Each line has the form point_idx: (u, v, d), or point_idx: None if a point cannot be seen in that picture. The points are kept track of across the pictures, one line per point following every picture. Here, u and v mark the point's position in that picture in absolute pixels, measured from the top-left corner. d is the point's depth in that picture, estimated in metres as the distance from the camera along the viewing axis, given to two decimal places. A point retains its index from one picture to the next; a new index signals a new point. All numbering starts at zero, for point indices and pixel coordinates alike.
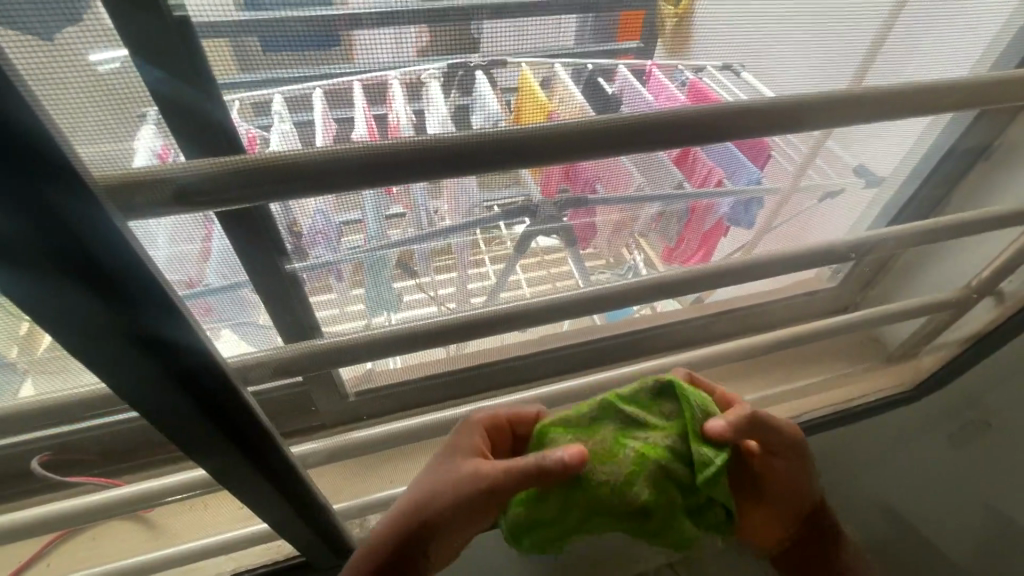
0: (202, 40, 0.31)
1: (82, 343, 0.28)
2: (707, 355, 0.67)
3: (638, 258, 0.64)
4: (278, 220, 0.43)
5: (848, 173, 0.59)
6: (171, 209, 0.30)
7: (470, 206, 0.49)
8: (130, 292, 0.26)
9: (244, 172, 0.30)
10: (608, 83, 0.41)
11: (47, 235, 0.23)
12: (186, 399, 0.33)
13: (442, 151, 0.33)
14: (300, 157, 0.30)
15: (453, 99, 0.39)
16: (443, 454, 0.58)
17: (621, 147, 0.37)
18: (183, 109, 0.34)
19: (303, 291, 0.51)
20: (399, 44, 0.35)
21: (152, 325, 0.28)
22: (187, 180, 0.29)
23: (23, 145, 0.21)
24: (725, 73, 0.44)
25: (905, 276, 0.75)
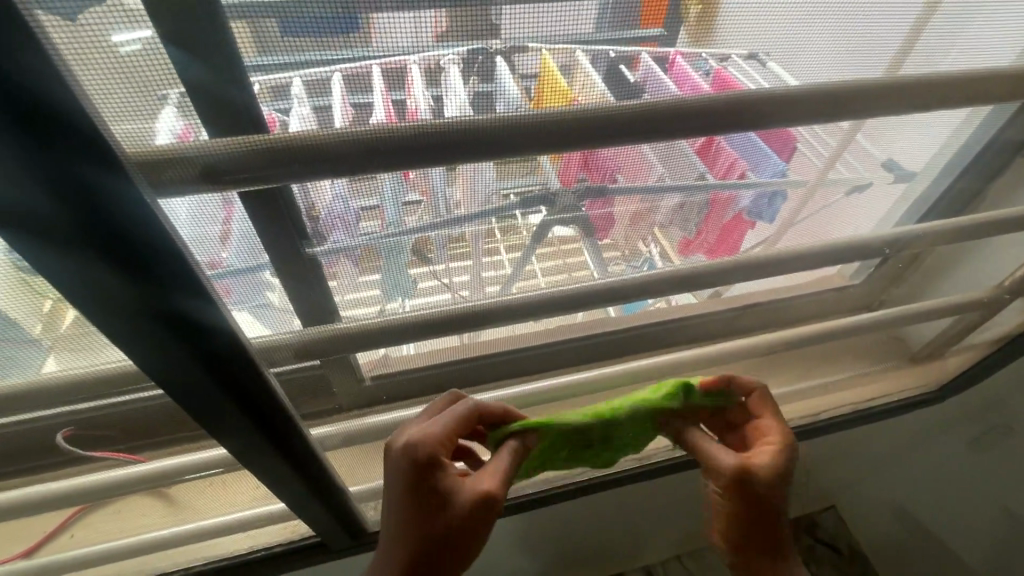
0: (229, 23, 0.31)
1: (114, 326, 0.28)
2: (724, 353, 0.66)
3: (654, 251, 0.63)
4: (298, 203, 0.43)
5: (876, 167, 0.58)
6: (193, 187, 0.29)
7: (488, 194, 0.49)
8: (155, 271, 0.26)
9: (269, 151, 0.29)
10: (629, 71, 0.40)
11: (75, 212, 0.23)
12: (210, 379, 0.33)
13: (463, 133, 0.32)
14: (320, 138, 0.30)
15: (473, 84, 0.38)
16: (406, 492, 0.48)
17: (640, 136, 0.36)
18: (208, 91, 0.33)
19: (322, 274, 0.51)
20: (418, 30, 0.34)
21: (177, 304, 0.28)
22: (211, 158, 0.29)
23: (56, 124, 0.20)
24: (751, 62, 0.43)
25: (931, 276, 0.73)
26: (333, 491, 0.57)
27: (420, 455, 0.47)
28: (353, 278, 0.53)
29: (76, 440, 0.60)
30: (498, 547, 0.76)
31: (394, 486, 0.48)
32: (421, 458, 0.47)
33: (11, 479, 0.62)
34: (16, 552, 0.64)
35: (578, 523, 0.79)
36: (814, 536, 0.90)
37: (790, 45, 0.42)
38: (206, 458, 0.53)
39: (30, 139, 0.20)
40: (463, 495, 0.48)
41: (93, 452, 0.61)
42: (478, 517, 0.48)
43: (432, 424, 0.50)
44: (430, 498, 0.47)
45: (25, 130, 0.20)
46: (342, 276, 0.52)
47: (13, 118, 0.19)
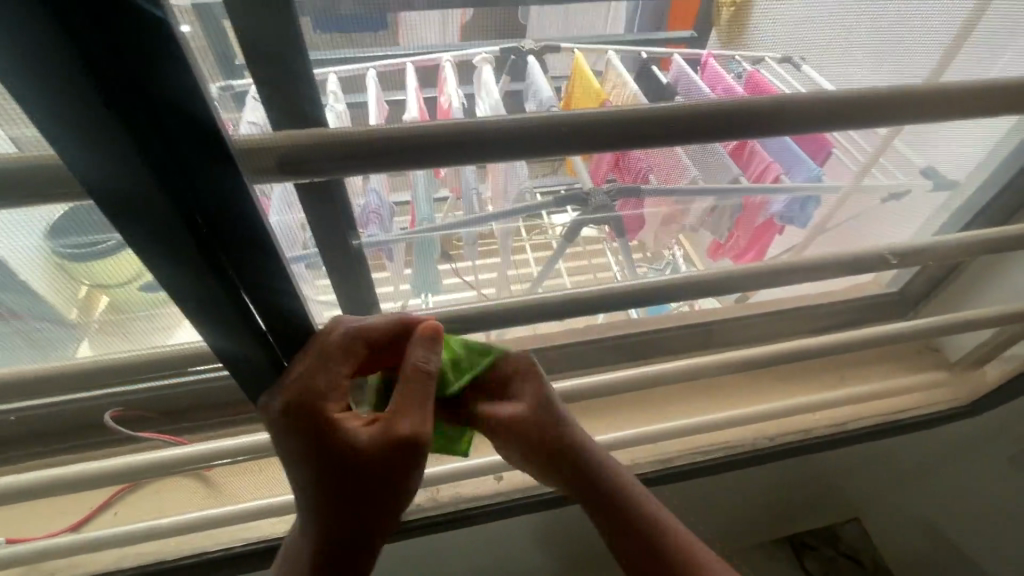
0: (303, 16, 0.30)
1: (201, 315, 0.29)
2: (763, 355, 0.63)
3: (677, 255, 0.66)
4: (347, 202, 0.42)
5: (915, 174, 0.57)
6: (268, 180, 0.27)
7: (521, 190, 0.51)
8: (242, 258, 0.27)
9: (338, 144, 0.27)
10: (661, 71, 0.47)
11: (181, 204, 0.23)
12: (267, 360, 0.34)
13: (501, 130, 0.29)
14: (371, 133, 0.27)
15: (506, 83, 0.43)
16: (304, 456, 0.35)
17: (689, 139, 0.32)
18: (279, 85, 0.32)
19: (367, 267, 0.49)
20: (445, 26, 0.36)
21: (250, 284, 0.29)
22: (292, 150, 0.26)
23: (190, 125, 0.21)
24: (784, 65, 0.43)
25: (970, 286, 0.71)
26: None
27: (304, 413, 0.34)
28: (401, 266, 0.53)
29: (123, 420, 0.62)
30: (521, 544, 0.76)
31: (290, 453, 0.36)
32: (310, 411, 0.34)
33: (59, 455, 0.62)
34: (64, 526, 0.63)
35: None
36: (837, 548, 0.85)
37: (831, 53, 0.42)
38: (264, 437, 0.54)
39: (136, 124, 0.20)
40: (368, 436, 0.36)
41: (145, 432, 0.63)
42: (400, 462, 0.36)
43: (298, 364, 0.35)
44: (336, 455, 0.35)
45: (142, 121, 0.20)
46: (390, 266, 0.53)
47: (126, 105, 0.19)
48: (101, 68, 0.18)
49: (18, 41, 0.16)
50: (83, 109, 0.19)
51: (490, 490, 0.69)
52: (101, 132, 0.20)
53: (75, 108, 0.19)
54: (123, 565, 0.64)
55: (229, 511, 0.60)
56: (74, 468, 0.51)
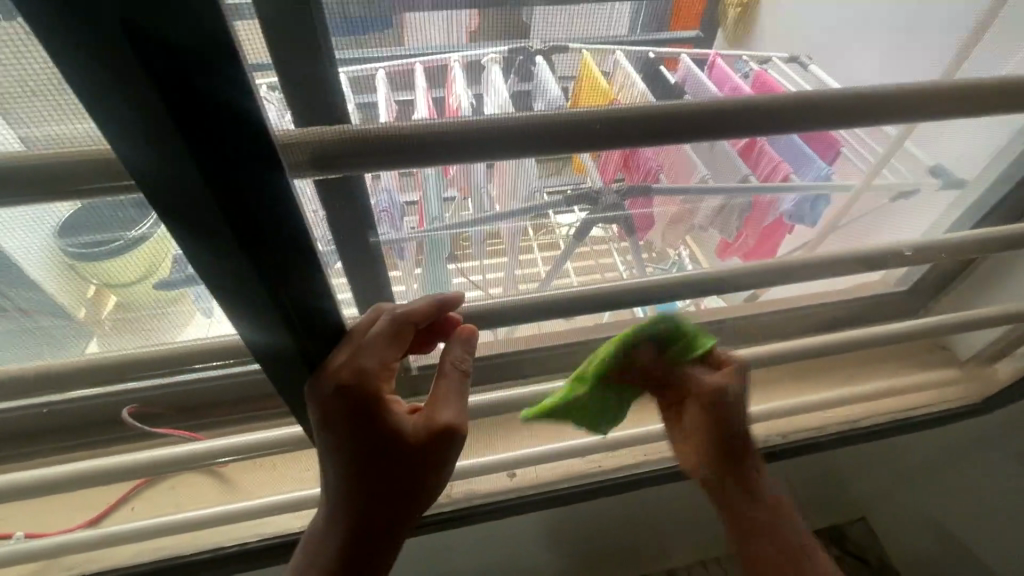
0: (324, 11, 0.31)
1: (236, 306, 0.29)
2: (776, 352, 0.63)
3: (683, 254, 0.65)
4: (363, 200, 0.43)
5: (925, 172, 0.57)
6: (304, 175, 0.27)
7: (532, 190, 0.50)
8: (280, 257, 0.27)
9: (371, 140, 0.27)
10: (669, 73, 0.43)
11: (227, 202, 0.23)
12: (302, 357, 0.34)
13: (525, 127, 0.29)
14: (396, 129, 0.27)
15: (512, 83, 0.40)
16: (342, 435, 0.37)
17: (711, 135, 0.32)
18: (300, 79, 0.33)
19: (383, 266, 0.50)
20: (451, 27, 0.35)
21: (287, 282, 0.29)
22: (327, 144, 0.27)
23: (237, 124, 0.21)
24: (792, 64, 0.47)
25: (982, 284, 0.71)
26: None
27: (353, 395, 0.36)
28: (414, 266, 0.54)
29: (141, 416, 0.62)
30: (531, 544, 0.76)
31: (327, 430, 0.37)
32: (359, 395, 0.36)
33: (74, 452, 0.62)
34: (79, 522, 0.64)
35: (612, 520, 0.78)
36: (843, 546, 0.86)
37: None
38: (279, 433, 0.55)
39: (192, 124, 0.20)
40: (411, 424, 0.40)
41: (161, 427, 0.63)
42: (435, 452, 0.40)
43: (346, 347, 0.36)
44: (375, 438, 0.38)
45: (195, 121, 0.20)
46: (404, 266, 0.53)
47: (180, 102, 0.19)
48: (154, 68, 0.18)
49: (81, 30, 0.17)
50: (137, 103, 0.19)
51: (502, 486, 0.72)
52: (152, 126, 0.20)
53: (131, 101, 0.19)
54: (137, 561, 0.64)
55: (243, 507, 0.60)
56: (94, 463, 0.51)
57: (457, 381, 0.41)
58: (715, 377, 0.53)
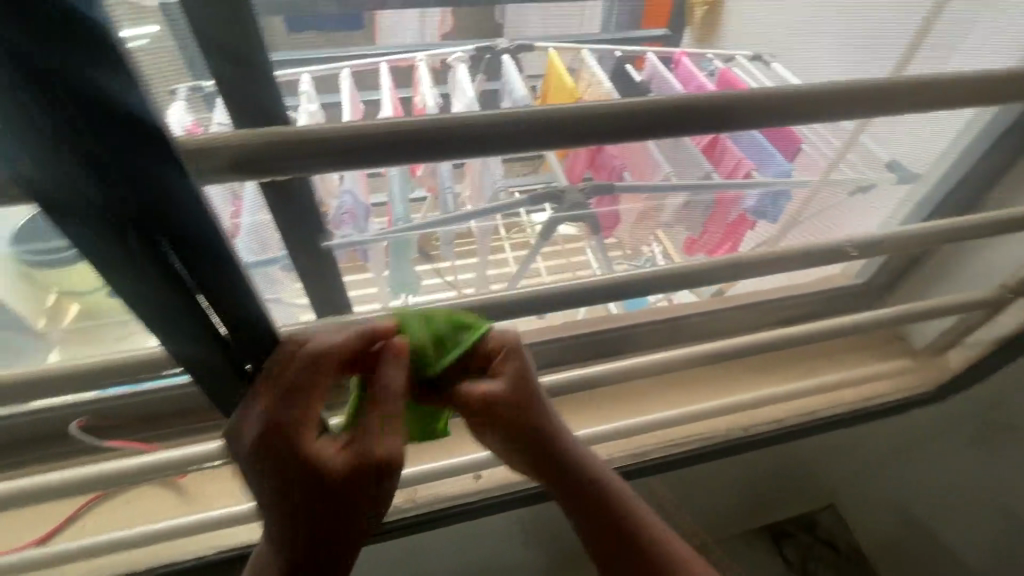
0: (258, 15, 0.29)
1: (146, 309, 0.28)
2: (739, 348, 0.63)
3: (656, 250, 0.63)
4: (315, 200, 0.41)
5: (881, 167, 0.58)
6: (226, 181, 0.26)
7: (496, 190, 0.52)
8: (189, 257, 0.27)
9: (300, 144, 0.26)
10: (634, 70, 0.45)
11: (121, 201, 0.23)
12: (224, 356, 0.34)
13: (481, 125, 0.29)
14: (327, 134, 0.26)
15: (480, 82, 0.42)
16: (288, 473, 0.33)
17: (660, 132, 0.32)
18: (240, 83, 0.31)
19: (336, 270, 0.49)
20: (424, 28, 0.38)
21: (201, 283, 0.28)
22: (244, 150, 0.25)
23: (128, 127, 0.20)
24: (755, 63, 0.45)
25: (936, 274, 0.73)
26: None
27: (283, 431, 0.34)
28: (382, 268, 0.54)
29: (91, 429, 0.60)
30: (501, 544, 0.76)
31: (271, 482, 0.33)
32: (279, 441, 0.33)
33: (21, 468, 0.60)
34: (28, 540, 0.62)
35: None
36: (814, 533, 0.88)
37: (796, 45, 0.44)
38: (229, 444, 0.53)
39: (77, 124, 0.20)
40: (340, 459, 0.34)
41: (109, 439, 0.61)
42: (370, 488, 0.35)
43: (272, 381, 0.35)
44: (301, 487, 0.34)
45: (81, 122, 0.20)
46: (376, 264, 0.53)
47: (61, 100, 0.19)
48: (19, 61, 0.18)
49: None
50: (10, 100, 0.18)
51: (469, 490, 0.68)
52: (24, 120, 0.19)
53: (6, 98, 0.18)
54: None
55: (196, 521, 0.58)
56: (35, 479, 0.49)
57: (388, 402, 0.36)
58: (477, 386, 0.42)
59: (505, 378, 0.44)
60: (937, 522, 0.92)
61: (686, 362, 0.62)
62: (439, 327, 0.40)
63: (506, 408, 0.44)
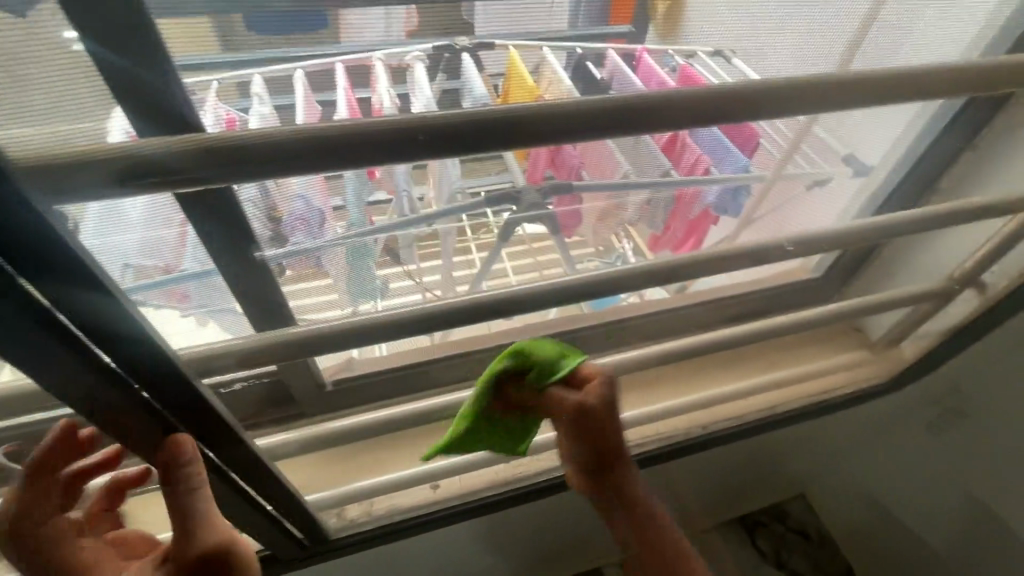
0: (159, 20, 0.28)
1: (3, 340, 0.26)
2: (699, 345, 0.63)
3: (627, 247, 0.65)
4: (250, 211, 0.41)
5: (836, 161, 0.59)
6: (107, 196, 0.24)
7: (452, 190, 0.51)
8: (48, 276, 0.25)
9: (197, 150, 0.24)
10: (597, 68, 0.43)
11: None
12: (107, 386, 0.31)
13: (426, 129, 0.28)
14: (244, 135, 0.25)
15: (439, 82, 0.39)
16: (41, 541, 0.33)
17: (609, 131, 0.32)
18: (143, 99, 0.30)
19: (271, 276, 0.47)
20: (389, 22, 0.35)
21: (77, 300, 0.26)
22: (126, 161, 0.23)
23: None
24: (716, 59, 0.45)
25: (890, 265, 0.75)
26: (292, 507, 0.53)
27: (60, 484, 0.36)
28: (344, 276, 0.52)
29: None
30: (466, 553, 0.74)
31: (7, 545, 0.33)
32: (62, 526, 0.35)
33: None
34: None
35: (549, 524, 0.77)
36: (785, 523, 0.89)
37: (746, 39, 0.44)
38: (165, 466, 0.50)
39: None
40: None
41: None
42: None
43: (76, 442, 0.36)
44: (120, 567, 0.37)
45: None
46: (336, 274, 0.51)
47: None
48: None
49: None
50: None
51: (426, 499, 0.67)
52: None
53: None
54: None
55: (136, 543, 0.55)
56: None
57: (202, 504, 0.34)
58: (574, 395, 0.45)
59: (596, 401, 0.45)
60: (903, 511, 0.93)
61: (648, 363, 0.61)
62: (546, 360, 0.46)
63: (593, 423, 0.46)
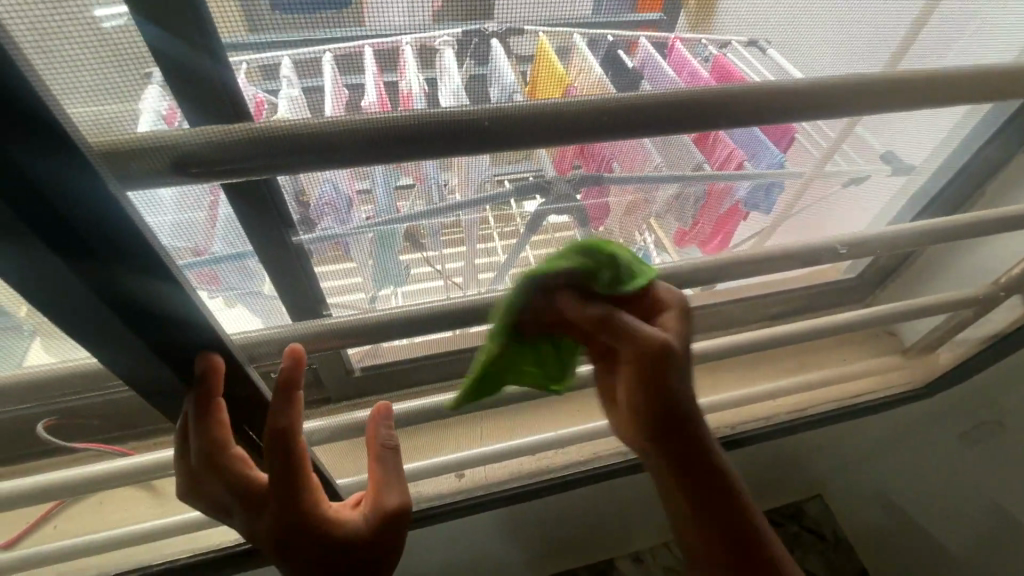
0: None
1: (72, 320, 0.27)
2: (731, 344, 0.62)
3: (648, 240, 0.61)
4: (285, 194, 0.42)
5: (875, 159, 0.58)
6: (163, 183, 0.25)
7: (482, 179, 0.48)
8: (118, 270, 0.25)
9: (247, 140, 0.25)
10: (627, 57, 0.41)
11: (26, 207, 0.21)
12: (165, 366, 0.32)
13: (476, 126, 0.28)
14: (301, 126, 0.26)
15: (467, 68, 0.38)
16: (261, 491, 0.35)
17: (657, 126, 0.31)
18: (182, 71, 0.30)
19: (310, 262, 0.49)
20: (413, 9, 0.33)
21: (147, 292, 0.27)
22: (184, 148, 0.25)
23: (17, 117, 0.19)
24: (750, 49, 0.43)
25: (928, 270, 0.73)
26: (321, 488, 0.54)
27: (296, 444, 0.35)
28: (366, 261, 0.52)
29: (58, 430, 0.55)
30: (487, 545, 0.74)
31: (213, 492, 0.36)
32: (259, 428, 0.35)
33: None
34: None
35: (571, 515, 0.77)
36: (801, 522, 0.88)
37: (790, 30, 0.42)
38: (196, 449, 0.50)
39: None
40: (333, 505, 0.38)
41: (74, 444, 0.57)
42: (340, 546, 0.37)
43: (278, 405, 0.35)
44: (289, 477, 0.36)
45: None
46: (359, 258, 0.52)
47: None
48: None
49: None
50: None
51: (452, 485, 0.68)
52: None
53: None
54: None
55: (173, 523, 0.56)
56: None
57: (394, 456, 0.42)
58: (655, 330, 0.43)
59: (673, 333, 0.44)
60: (928, 519, 0.91)
61: None
62: (620, 261, 0.41)
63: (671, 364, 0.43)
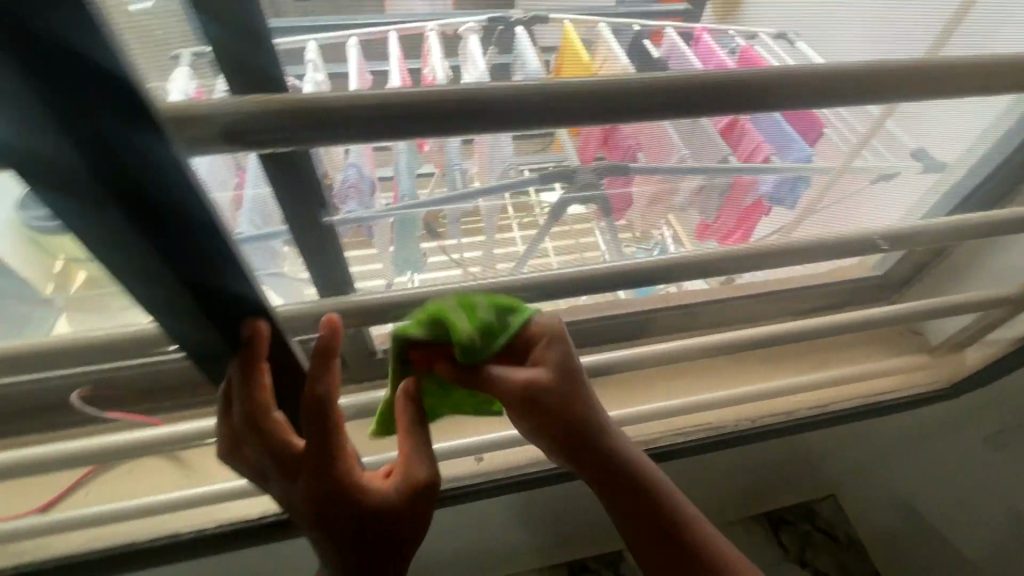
0: None
1: (138, 285, 0.27)
2: (756, 338, 0.61)
3: (666, 235, 0.61)
4: (314, 175, 0.41)
5: (905, 154, 0.56)
6: (218, 151, 0.25)
7: (505, 168, 0.49)
8: (191, 245, 0.26)
9: (286, 111, 0.25)
10: (653, 47, 0.41)
11: (118, 183, 0.22)
12: (216, 339, 0.32)
13: (518, 100, 0.27)
14: (337, 97, 0.25)
15: (490, 55, 0.40)
16: (296, 456, 0.35)
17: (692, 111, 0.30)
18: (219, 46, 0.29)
19: (338, 246, 0.48)
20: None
21: (211, 265, 0.27)
22: (233, 117, 0.24)
23: (119, 102, 0.19)
24: (779, 43, 0.42)
25: (959, 270, 0.72)
26: None
27: (333, 409, 0.35)
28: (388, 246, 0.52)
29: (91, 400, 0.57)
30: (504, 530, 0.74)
31: (255, 455, 0.36)
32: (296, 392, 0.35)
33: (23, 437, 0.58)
34: (30, 508, 0.59)
35: (588, 504, 0.77)
36: (812, 523, 0.87)
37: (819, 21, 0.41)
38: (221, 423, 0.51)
39: (77, 102, 0.19)
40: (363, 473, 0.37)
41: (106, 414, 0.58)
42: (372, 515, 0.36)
43: (314, 371, 0.35)
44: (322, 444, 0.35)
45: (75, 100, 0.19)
46: (380, 244, 0.52)
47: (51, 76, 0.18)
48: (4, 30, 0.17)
49: None
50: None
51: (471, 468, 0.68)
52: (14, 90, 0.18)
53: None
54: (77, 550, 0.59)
55: (200, 493, 0.57)
56: (24, 451, 0.47)
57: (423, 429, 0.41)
58: (524, 372, 0.41)
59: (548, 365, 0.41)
60: (949, 525, 0.89)
61: (702, 351, 0.60)
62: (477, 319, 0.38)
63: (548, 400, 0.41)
